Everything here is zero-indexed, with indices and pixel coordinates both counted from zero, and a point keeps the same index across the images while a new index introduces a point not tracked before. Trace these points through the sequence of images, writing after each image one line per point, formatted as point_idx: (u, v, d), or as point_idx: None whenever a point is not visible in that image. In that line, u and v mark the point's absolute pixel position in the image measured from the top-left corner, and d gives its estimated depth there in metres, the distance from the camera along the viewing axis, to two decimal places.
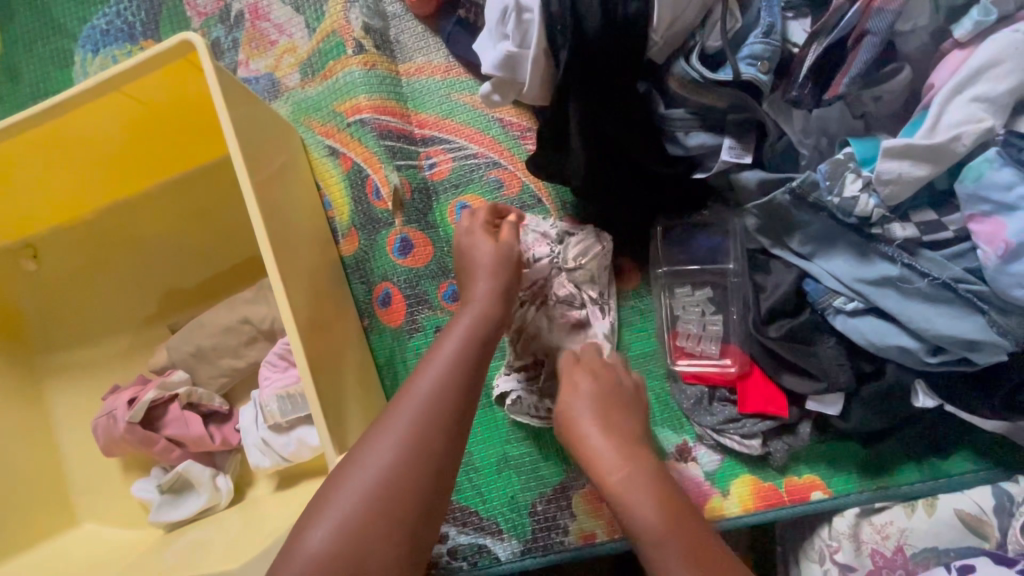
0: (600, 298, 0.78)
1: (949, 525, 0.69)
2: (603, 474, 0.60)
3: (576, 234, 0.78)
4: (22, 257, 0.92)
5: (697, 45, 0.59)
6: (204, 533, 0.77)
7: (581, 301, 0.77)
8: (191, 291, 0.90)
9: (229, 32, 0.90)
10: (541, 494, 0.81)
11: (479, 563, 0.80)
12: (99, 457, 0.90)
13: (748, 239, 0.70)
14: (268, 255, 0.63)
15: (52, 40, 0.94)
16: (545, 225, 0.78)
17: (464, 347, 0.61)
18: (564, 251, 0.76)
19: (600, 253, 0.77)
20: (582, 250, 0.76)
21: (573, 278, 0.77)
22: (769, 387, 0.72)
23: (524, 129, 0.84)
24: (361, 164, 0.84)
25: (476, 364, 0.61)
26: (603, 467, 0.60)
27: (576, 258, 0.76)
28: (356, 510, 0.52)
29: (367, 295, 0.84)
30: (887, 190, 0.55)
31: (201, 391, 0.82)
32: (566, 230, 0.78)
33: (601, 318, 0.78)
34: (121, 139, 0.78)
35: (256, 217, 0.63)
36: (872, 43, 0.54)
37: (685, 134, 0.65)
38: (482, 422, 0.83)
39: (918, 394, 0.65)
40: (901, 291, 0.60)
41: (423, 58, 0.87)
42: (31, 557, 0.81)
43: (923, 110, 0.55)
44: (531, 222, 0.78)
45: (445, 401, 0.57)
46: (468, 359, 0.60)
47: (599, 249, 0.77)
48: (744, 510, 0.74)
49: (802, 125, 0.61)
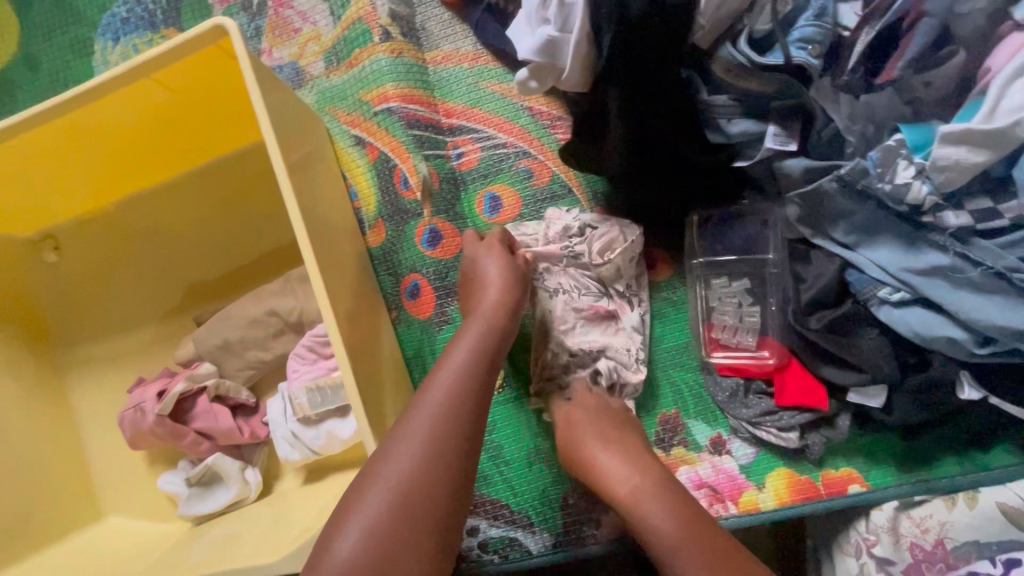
0: (627, 291, 0.78)
1: (992, 518, 0.67)
2: (619, 482, 0.60)
3: (599, 227, 0.76)
4: (42, 248, 0.91)
5: (746, 28, 0.58)
6: (234, 526, 0.76)
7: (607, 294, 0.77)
8: (216, 282, 0.90)
9: (252, 20, 0.88)
10: (572, 488, 0.80)
11: (510, 556, 0.79)
12: (124, 450, 0.89)
13: (789, 230, 0.70)
14: (303, 244, 0.63)
15: (73, 29, 0.92)
16: (568, 217, 0.77)
17: (478, 355, 0.61)
18: (586, 245, 0.76)
19: (627, 248, 0.75)
20: (605, 245, 0.75)
21: (597, 271, 0.76)
22: (808, 379, 0.71)
23: (554, 118, 0.82)
24: (388, 153, 0.83)
25: (488, 367, 0.61)
26: (621, 474, 0.61)
27: (600, 254, 0.75)
28: (374, 519, 0.50)
29: (395, 287, 0.83)
30: (942, 177, 0.54)
31: (229, 383, 0.81)
32: (590, 222, 0.77)
33: (629, 310, 0.77)
34: (146, 128, 0.76)
35: (291, 207, 0.63)
36: (928, 26, 0.54)
37: (727, 122, 0.64)
38: (508, 417, 0.82)
39: (964, 386, 0.64)
40: (951, 281, 0.59)
41: (450, 46, 0.85)
42: (61, 550, 0.81)
43: (980, 95, 0.54)
44: (555, 215, 0.78)
45: (457, 407, 0.57)
46: (479, 367, 0.60)
47: (626, 243, 0.75)
48: (779, 503, 0.73)
49: (849, 111, 0.59)
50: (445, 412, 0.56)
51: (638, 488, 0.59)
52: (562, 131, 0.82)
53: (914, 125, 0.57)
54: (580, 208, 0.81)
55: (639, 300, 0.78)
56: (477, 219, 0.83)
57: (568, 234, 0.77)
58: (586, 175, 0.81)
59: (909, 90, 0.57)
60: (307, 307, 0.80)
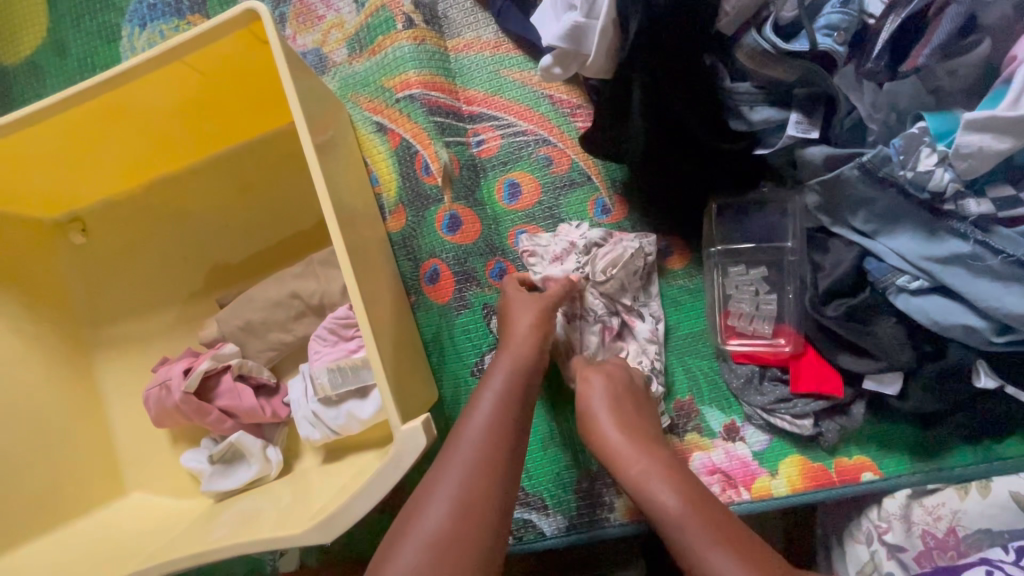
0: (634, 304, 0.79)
1: (1003, 507, 0.68)
2: (625, 469, 0.62)
3: (605, 244, 0.77)
4: (69, 231, 0.93)
5: (771, 15, 0.59)
6: (257, 502, 0.78)
7: (614, 310, 0.78)
8: (239, 265, 0.91)
9: (276, 6, 0.89)
10: (586, 471, 0.81)
11: (525, 537, 0.81)
12: (148, 428, 0.91)
13: (807, 218, 0.71)
14: (332, 226, 0.64)
15: (100, 14, 0.94)
16: (575, 233, 0.79)
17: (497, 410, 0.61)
18: (591, 263, 0.76)
19: (630, 260, 0.76)
20: (610, 262, 0.76)
21: (600, 288, 0.77)
22: (823, 367, 0.72)
23: (574, 106, 0.83)
24: (410, 140, 0.84)
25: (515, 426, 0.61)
26: (625, 462, 0.62)
27: (605, 271, 0.75)
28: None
29: (415, 272, 0.84)
30: (964, 164, 0.55)
31: (251, 363, 0.83)
32: (596, 240, 0.77)
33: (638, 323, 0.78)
34: (175, 112, 0.78)
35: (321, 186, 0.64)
36: (956, 13, 0.54)
37: (749, 109, 0.65)
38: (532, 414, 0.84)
39: (980, 374, 0.65)
40: (971, 269, 0.60)
41: (472, 34, 0.86)
42: (87, 524, 0.83)
43: (1006, 82, 0.54)
44: (563, 230, 0.79)
45: (487, 470, 0.56)
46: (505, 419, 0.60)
47: (628, 256, 0.76)
48: (792, 490, 0.74)
49: (872, 99, 0.60)
50: (475, 474, 0.55)
51: (642, 473, 0.60)
52: (582, 119, 0.83)
53: (936, 113, 0.57)
54: (599, 195, 0.82)
55: (646, 306, 0.79)
56: (495, 206, 0.84)
57: (574, 251, 0.78)
58: (605, 163, 0.82)
59: (933, 79, 0.58)
60: (329, 290, 0.82)
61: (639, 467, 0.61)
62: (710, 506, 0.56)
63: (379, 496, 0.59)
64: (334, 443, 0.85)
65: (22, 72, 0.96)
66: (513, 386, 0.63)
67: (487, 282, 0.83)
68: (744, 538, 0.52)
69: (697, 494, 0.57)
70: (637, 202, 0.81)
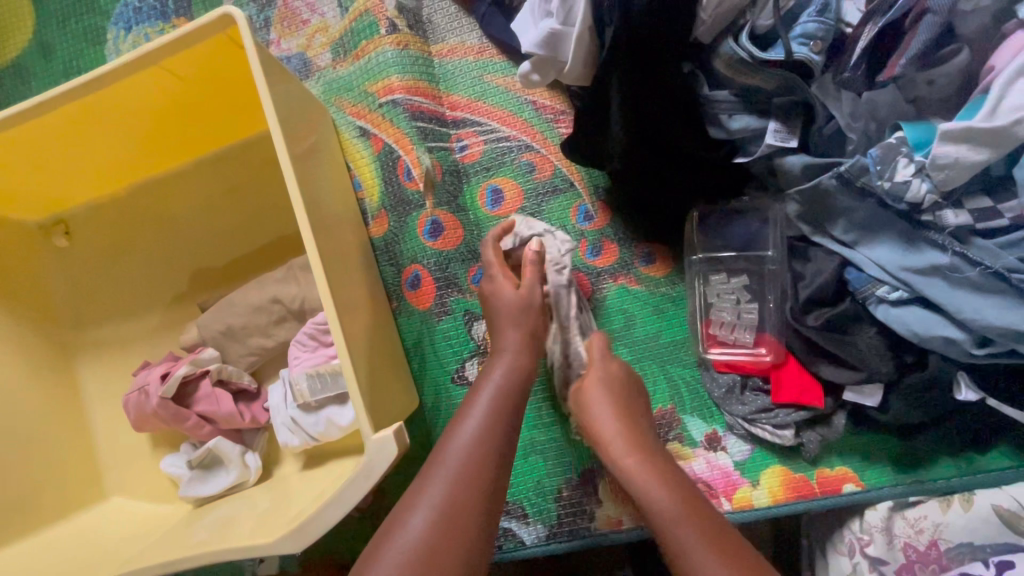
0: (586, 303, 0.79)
1: (986, 520, 0.66)
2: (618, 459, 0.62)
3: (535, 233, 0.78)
4: (53, 234, 0.93)
5: (748, 24, 0.58)
6: (234, 509, 0.78)
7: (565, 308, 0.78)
8: (222, 270, 0.91)
9: (261, 11, 0.89)
10: (567, 480, 0.81)
11: (504, 546, 0.80)
12: (128, 432, 0.91)
13: (789, 227, 0.70)
14: (306, 232, 0.63)
15: (85, 17, 0.94)
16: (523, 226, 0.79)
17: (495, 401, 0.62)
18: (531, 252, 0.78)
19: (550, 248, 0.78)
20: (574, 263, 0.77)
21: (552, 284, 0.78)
22: (804, 377, 0.71)
23: (558, 112, 0.83)
24: (392, 145, 0.84)
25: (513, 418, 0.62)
26: (616, 453, 0.63)
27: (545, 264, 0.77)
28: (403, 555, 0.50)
29: (396, 278, 0.84)
30: (942, 175, 0.54)
31: (231, 368, 0.82)
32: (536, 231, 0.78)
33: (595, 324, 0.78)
34: (155, 116, 0.78)
35: (295, 192, 0.63)
36: (931, 23, 0.53)
37: (728, 117, 0.64)
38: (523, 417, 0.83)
39: (960, 387, 0.64)
40: (950, 280, 0.59)
41: (456, 39, 0.86)
42: (65, 530, 0.82)
43: (982, 94, 0.53)
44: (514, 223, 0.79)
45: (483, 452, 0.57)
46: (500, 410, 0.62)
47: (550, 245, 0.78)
48: (773, 501, 0.74)
49: (851, 108, 0.59)
50: (460, 482, 0.55)
51: (635, 466, 0.61)
52: (565, 125, 0.83)
53: (914, 123, 0.57)
54: (581, 202, 0.82)
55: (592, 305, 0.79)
56: (478, 212, 0.84)
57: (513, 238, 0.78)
58: (588, 170, 0.82)
59: (912, 88, 0.57)
60: (309, 295, 0.81)
61: (630, 462, 0.61)
62: (701, 506, 0.56)
63: (350, 505, 0.58)
64: (315, 449, 0.85)
65: (8, 74, 0.96)
66: (513, 381, 0.65)
67: (468, 288, 0.82)
68: (733, 538, 0.52)
69: (689, 494, 0.57)
70: (619, 209, 0.80)
